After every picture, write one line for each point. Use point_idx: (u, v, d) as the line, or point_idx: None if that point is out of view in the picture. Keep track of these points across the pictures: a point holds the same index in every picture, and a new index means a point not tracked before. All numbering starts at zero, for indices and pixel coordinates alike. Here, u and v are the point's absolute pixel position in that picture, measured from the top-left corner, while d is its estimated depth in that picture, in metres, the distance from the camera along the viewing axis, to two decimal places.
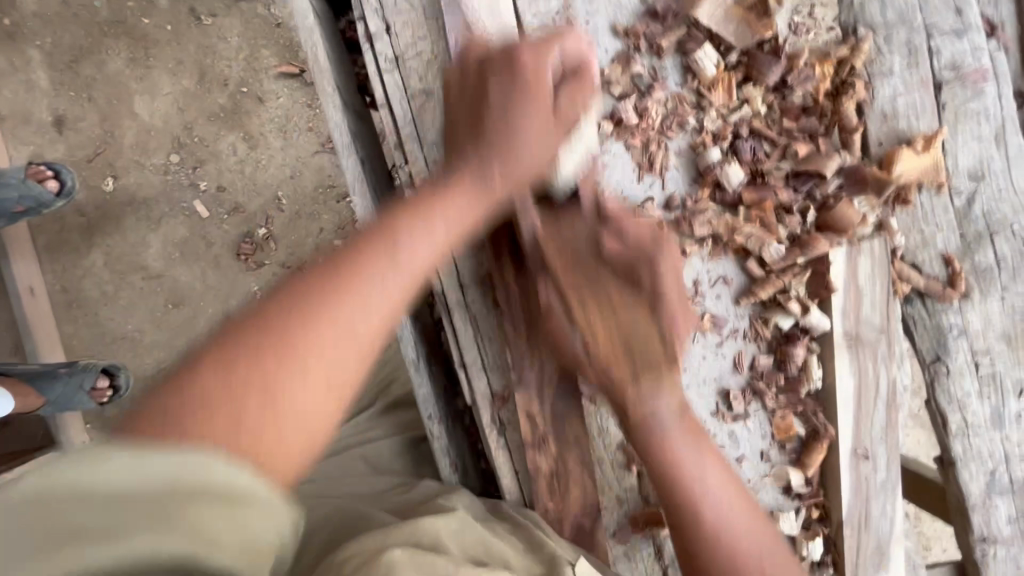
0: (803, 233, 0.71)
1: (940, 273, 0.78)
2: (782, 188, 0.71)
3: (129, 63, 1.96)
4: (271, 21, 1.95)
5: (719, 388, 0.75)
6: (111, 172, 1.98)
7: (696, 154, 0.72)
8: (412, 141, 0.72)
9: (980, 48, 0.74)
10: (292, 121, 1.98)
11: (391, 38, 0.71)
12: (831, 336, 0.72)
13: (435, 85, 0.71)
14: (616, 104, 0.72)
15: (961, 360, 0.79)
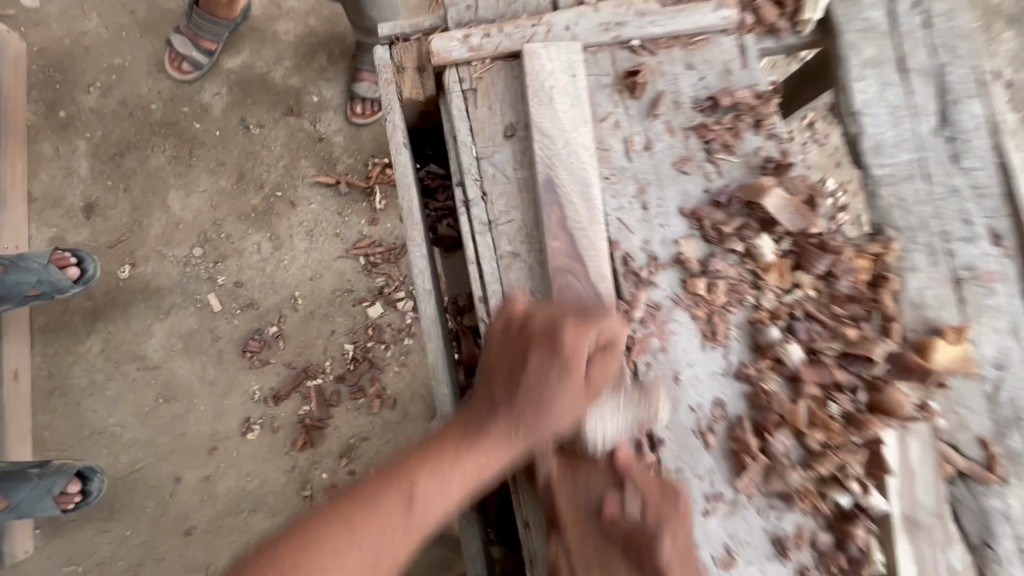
0: (856, 411, 0.76)
1: (978, 457, 0.82)
2: (835, 366, 0.76)
3: (171, 161, 2.10)
4: (314, 137, 2.14)
5: (776, 547, 0.76)
6: (131, 260, 2.03)
7: (755, 330, 0.79)
8: (495, 296, 0.77)
9: (989, 253, 0.85)
10: (321, 227, 2.10)
11: (486, 205, 0.79)
12: (889, 518, 0.74)
13: (523, 249, 0.78)
14: (685, 278, 0.80)
15: (1010, 550, 0.79)
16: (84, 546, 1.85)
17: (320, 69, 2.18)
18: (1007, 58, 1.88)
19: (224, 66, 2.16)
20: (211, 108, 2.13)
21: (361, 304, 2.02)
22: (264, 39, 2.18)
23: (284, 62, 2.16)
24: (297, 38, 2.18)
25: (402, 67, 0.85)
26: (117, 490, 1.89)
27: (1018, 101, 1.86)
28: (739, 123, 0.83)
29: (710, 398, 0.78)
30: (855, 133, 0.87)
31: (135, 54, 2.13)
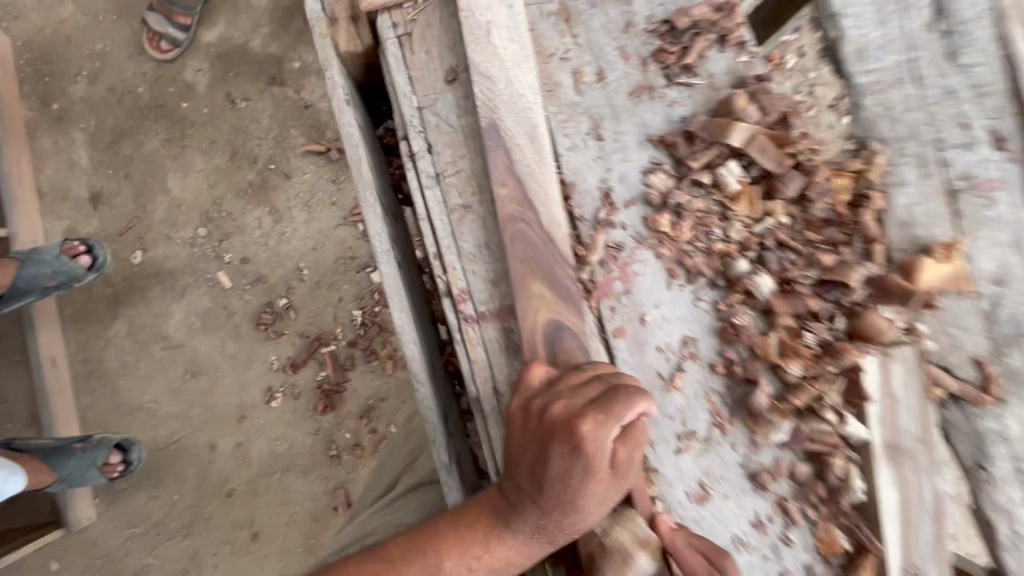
0: (834, 341, 0.72)
1: (974, 377, 0.77)
2: (809, 295, 0.72)
3: (165, 144, 2.12)
4: (300, 105, 2.10)
5: (749, 475, 0.75)
6: (141, 245, 2.11)
7: (725, 264, 0.74)
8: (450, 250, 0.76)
9: (991, 157, 0.75)
10: (318, 194, 2.11)
11: (432, 157, 0.76)
12: (870, 446, 0.71)
13: (473, 200, 0.75)
14: (648, 215, 0.75)
15: (1004, 467, 0.77)
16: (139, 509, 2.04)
17: (298, 32, 2.12)
18: None
19: (202, 40, 2.12)
20: (196, 85, 2.12)
21: (365, 270, 2.09)
22: (238, 7, 2.12)
23: (260, 29, 2.10)
24: (271, 1, 2.11)
25: (335, 19, 0.80)
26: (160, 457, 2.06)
27: None
28: (698, 39, 0.76)
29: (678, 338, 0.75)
30: (835, 39, 0.80)
31: (115, 37, 2.12)
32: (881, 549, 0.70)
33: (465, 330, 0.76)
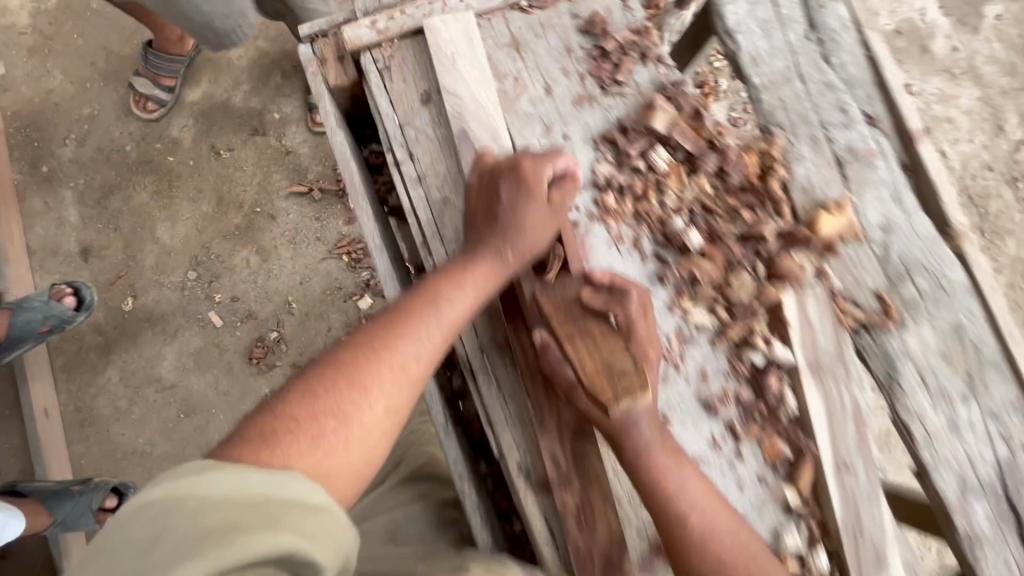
0: (758, 282, 0.89)
1: (877, 308, 0.94)
2: (734, 245, 0.89)
3: (153, 196, 2.24)
4: (282, 151, 2.28)
5: (703, 405, 0.90)
6: (132, 292, 2.19)
7: (664, 226, 0.91)
8: (436, 239, 0.90)
9: (866, 135, 0.96)
10: (302, 232, 2.25)
11: (414, 164, 0.92)
12: (796, 366, 0.87)
13: (451, 195, 0.91)
14: (597, 196, 0.92)
15: (910, 378, 0.92)
16: None
17: (277, 87, 2.31)
18: None
19: (187, 99, 2.29)
20: (182, 140, 2.27)
21: (352, 298, 2.22)
22: (220, 68, 2.31)
23: (242, 86, 2.29)
24: (251, 61, 2.31)
25: (324, 59, 0.96)
26: None
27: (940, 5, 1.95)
28: (626, 57, 0.95)
29: None
30: (734, 52, 1.00)
31: (102, 101, 2.26)
32: (816, 448, 0.86)
33: None
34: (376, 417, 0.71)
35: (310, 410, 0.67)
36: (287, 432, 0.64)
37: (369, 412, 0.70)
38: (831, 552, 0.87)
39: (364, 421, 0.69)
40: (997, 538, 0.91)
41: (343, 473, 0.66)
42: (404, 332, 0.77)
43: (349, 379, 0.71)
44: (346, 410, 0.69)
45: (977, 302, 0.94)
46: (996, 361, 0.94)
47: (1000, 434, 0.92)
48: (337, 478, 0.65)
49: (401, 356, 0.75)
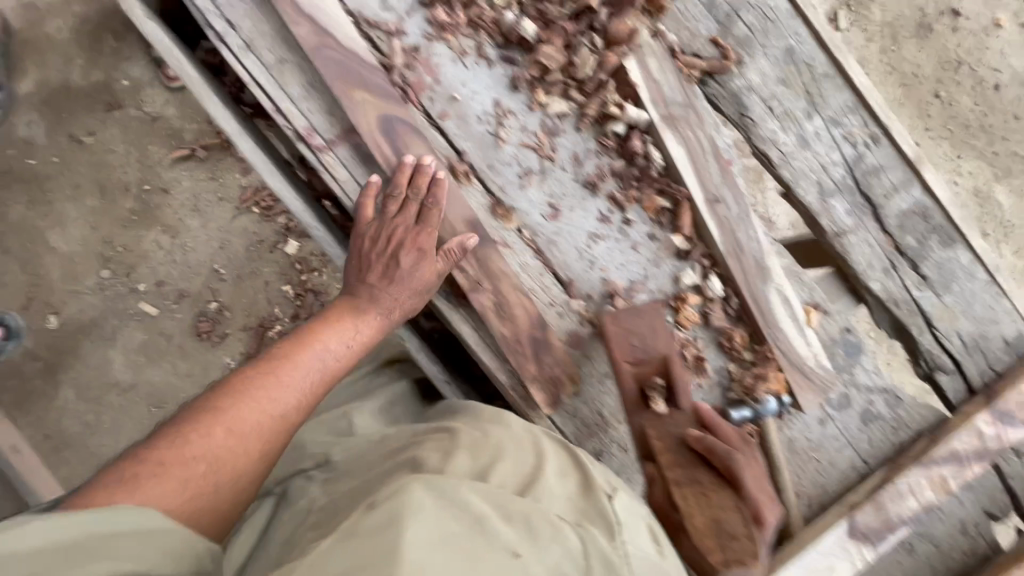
0: (599, 55, 0.93)
1: (716, 55, 0.99)
2: (568, 25, 0.92)
3: (29, 207, 2.10)
4: (148, 118, 2.12)
5: (585, 186, 0.96)
6: (52, 309, 2.11)
7: (499, 25, 0.92)
8: (285, 101, 0.89)
9: None
10: (202, 198, 2.17)
11: (236, 31, 0.88)
12: (652, 123, 0.94)
13: (285, 53, 0.89)
14: (429, 15, 0.92)
15: (757, 109, 1.01)
16: None
17: (113, 51, 2.11)
18: None
19: (21, 93, 2.08)
20: (35, 139, 2.10)
21: (276, 247, 2.19)
22: (43, 48, 2.09)
23: (75, 61, 2.09)
24: (74, 30, 2.09)
25: None
26: None
27: None
28: None
29: (490, 103, 0.94)
30: None
31: None
32: (688, 191, 0.94)
33: (324, 159, 0.91)
34: (245, 445, 0.78)
35: (183, 454, 0.73)
36: (157, 472, 0.71)
37: (240, 453, 0.77)
38: (723, 277, 0.97)
39: (228, 455, 0.76)
40: (858, 226, 1.03)
41: (205, 509, 0.73)
42: (283, 378, 0.85)
43: (219, 408, 0.79)
44: (207, 432, 0.76)
45: (801, 23, 1.01)
46: (827, 73, 1.02)
47: (844, 137, 1.02)
48: (202, 504, 0.72)
49: (271, 402, 0.82)
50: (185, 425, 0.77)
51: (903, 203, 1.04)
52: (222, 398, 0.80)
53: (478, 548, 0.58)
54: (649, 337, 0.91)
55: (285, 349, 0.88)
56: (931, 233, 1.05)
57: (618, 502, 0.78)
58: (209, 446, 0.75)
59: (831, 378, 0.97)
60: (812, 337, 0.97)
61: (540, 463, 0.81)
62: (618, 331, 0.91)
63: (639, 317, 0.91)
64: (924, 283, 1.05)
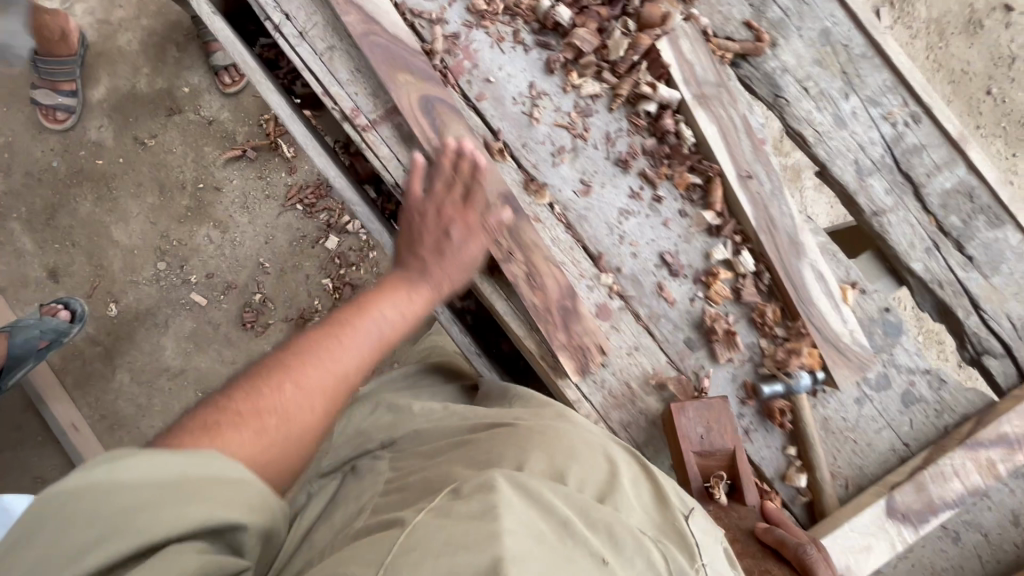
0: (631, 37, 0.95)
1: (749, 37, 1.00)
2: (600, 8, 0.95)
3: (96, 203, 2.26)
4: (204, 122, 2.28)
5: (617, 164, 0.98)
6: (112, 298, 2.25)
7: (535, 11, 0.97)
8: (333, 84, 0.95)
9: None
10: (251, 196, 2.30)
11: (291, 21, 0.95)
12: (683, 101, 0.95)
13: (334, 40, 0.96)
14: (469, 4, 0.97)
15: (792, 90, 1.00)
16: None
17: (176, 61, 2.29)
18: None
19: (93, 99, 2.26)
20: (103, 141, 2.26)
21: (318, 242, 2.31)
22: (115, 58, 2.27)
23: (142, 70, 2.26)
24: (142, 42, 2.27)
25: None
26: None
27: None
28: None
29: (526, 85, 0.98)
30: None
31: (14, 127, 2.24)
32: (719, 167, 0.95)
33: (368, 138, 0.96)
34: (306, 402, 0.74)
35: (248, 405, 0.69)
36: (213, 425, 0.66)
37: (305, 414, 0.73)
38: (756, 254, 0.97)
39: (300, 407, 0.73)
40: (897, 205, 1.01)
41: (277, 457, 0.69)
42: (342, 331, 0.81)
43: (277, 367, 0.75)
44: (274, 389, 0.72)
45: (837, 6, 1.01)
46: (864, 54, 1.01)
47: (883, 117, 1.01)
48: (268, 463, 0.68)
49: (338, 361, 0.78)
50: (245, 385, 0.73)
51: (947, 182, 1.02)
52: (284, 358, 0.76)
53: (571, 548, 0.60)
54: (715, 431, 0.91)
55: (342, 313, 0.84)
56: (977, 213, 1.02)
57: (696, 524, 0.75)
58: (282, 406, 0.71)
59: (867, 355, 0.97)
60: (847, 315, 0.97)
61: (617, 470, 0.80)
62: (685, 421, 0.91)
63: (705, 407, 0.92)
64: (969, 264, 1.02)
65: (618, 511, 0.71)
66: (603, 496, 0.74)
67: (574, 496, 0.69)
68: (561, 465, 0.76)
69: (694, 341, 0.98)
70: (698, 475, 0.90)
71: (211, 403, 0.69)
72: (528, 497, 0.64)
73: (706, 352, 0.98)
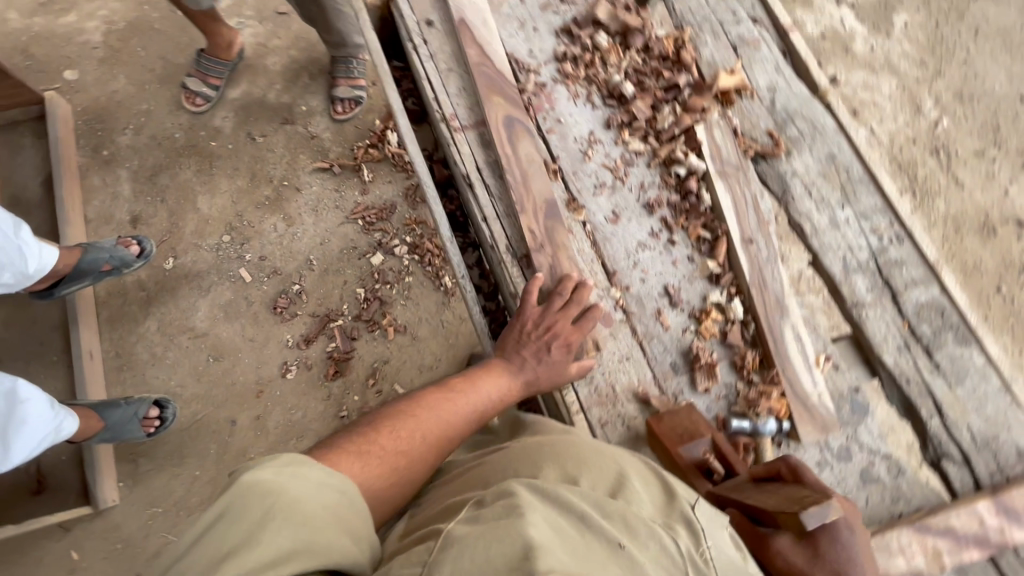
0: (676, 117, 1.23)
1: (769, 143, 1.25)
2: (656, 91, 1.26)
3: (196, 174, 2.52)
4: (307, 136, 2.59)
5: (645, 207, 1.19)
6: (173, 253, 2.41)
7: (607, 83, 1.26)
8: (442, 94, 1.26)
9: (752, 29, 1.32)
10: (324, 202, 2.49)
11: (427, 46, 1.29)
12: (707, 171, 1.18)
13: (453, 65, 1.28)
14: (560, 67, 1.28)
15: (798, 190, 1.23)
16: (156, 493, 2.10)
17: (304, 85, 2.68)
18: None
19: (229, 96, 2.63)
20: (223, 128, 2.59)
21: (366, 255, 2.41)
22: (258, 71, 2.68)
23: (275, 85, 2.66)
24: (284, 67, 2.69)
25: None
26: (183, 438, 2.16)
27: (856, 15, 2.54)
28: None
29: (587, 131, 1.23)
30: None
31: (157, 100, 2.60)
32: (727, 227, 1.15)
33: (455, 136, 1.23)
34: (411, 443, 1.03)
35: (377, 469, 0.97)
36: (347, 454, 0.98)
37: (405, 443, 1.02)
38: (745, 305, 1.13)
39: (401, 449, 1.01)
40: (876, 303, 1.17)
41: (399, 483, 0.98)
42: (452, 397, 1.10)
43: (377, 432, 1.03)
44: (381, 440, 1.01)
45: (844, 139, 1.26)
46: (861, 179, 1.24)
47: (871, 229, 1.21)
48: (384, 477, 0.97)
49: (432, 421, 1.07)
50: (361, 435, 1.02)
51: (921, 296, 1.17)
52: (391, 422, 1.05)
53: (588, 545, 0.66)
54: (684, 425, 0.98)
55: (438, 394, 1.11)
56: (946, 328, 1.16)
57: (700, 510, 0.77)
58: (385, 444, 1.00)
59: (832, 420, 1.06)
60: (818, 377, 1.08)
61: (626, 472, 0.83)
62: (660, 427, 0.99)
63: (675, 411, 1.01)
64: (936, 370, 1.13)
65: (630, 504, 0.76)
66: (615, 493, 0.79)
67: (588, 495, 0.75)
68: (573, 472, 0.82)
69: (678, 365, 1.10)
70: (688, 466, 0.95)
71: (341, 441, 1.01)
72: (553, 506, 0.71)
73: (687, 378, 1.09)
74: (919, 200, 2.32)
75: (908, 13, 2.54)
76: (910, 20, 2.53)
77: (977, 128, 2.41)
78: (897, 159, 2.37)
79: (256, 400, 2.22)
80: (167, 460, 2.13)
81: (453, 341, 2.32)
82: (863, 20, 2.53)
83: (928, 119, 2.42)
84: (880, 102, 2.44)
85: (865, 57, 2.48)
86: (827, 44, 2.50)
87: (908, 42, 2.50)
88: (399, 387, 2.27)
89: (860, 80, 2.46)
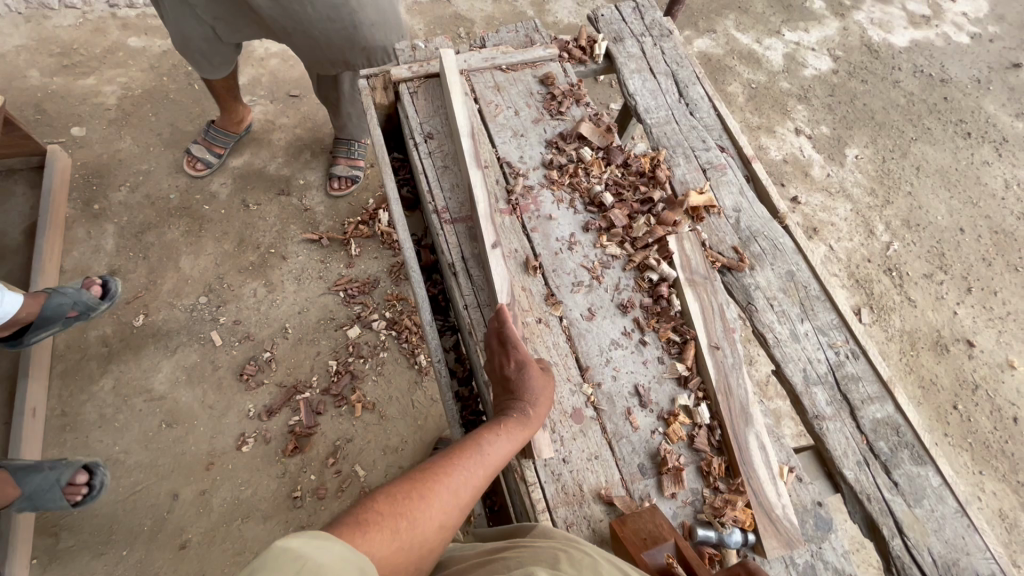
0: (650, 226, 1.33)
1: (734, 258, 1.35)
2: (633, 203, 1.37)
3: (184, 234, 2.55)
4: (301, 208, 2.66)
5: (618, 307, 1.25)
6: (145, 311, 2.36)
7: (589, 190, 1.38)
8: (436, 188, 1.36)
9: (720, 155, 1.48)
10: (308, 273, 2.52)
11: (427, 145, 1.42)
12: (678, 279, 1.27)
13: (449, 165, 1.40)
14: (547, 173, 1.39)
15: (761, 302, 1.31)
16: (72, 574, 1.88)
17: (305, 161, 2.80)
18: (797, 121, 2.91)
19: (230, 164, 2.73)
20: (219, 194, 2.66)
21: (342, 327, 2.39)
22: (262, 144, 2.80)
23: (277, 159, 2.78)
24: (288, 142, 2.83)
25: (374, 88, 1.52)
26: (117, 511, 1.99)
27: (814, 146, 2.84)
28: (566, 97, 1.50)
29: (568, 232, 1.32)
30: (634, 104, 1.55)
31: (159, 161, 2.68)
32: (695, 333, 1.22)
33: (444, 229, 1.32)
34: (432, 519, 0.84)
35: (401, 552, 0.76)
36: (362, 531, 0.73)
37: (428, 522, 0.83)
38: (711, 410, 1.16)
39: (425, 528, 0.82)
40: (835, 416, 1.21)
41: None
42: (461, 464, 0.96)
43: (395, 508, 0.81)
44: (404, 514, 0.81)
45: (801, 259, 1.37)
46: (819, 296, 1.33)
47: (829, 344, 1.28)
48: (399, 565, 0.76)
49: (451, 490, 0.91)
50: (374, 511, 0.79)
51: (877, 413, 1.22)
52: (405, 491, 0.86)
53: None
54: (647, 527, 0.97)
55: (447, 460, 0.95)
56: (902, 446, 1.20)
57: None
58: (406, 521, 0.80)
59: (797, 535, 1.05)
60: (782, 489, 1.09)
61: None
62: (624, 528, 0.98)
63: (639, 512, 1.00)
64: (894, 488, 1.16)
65: None
66: None
67: None
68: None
69: (646, 468, 1.10)
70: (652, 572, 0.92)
71: (349, 515, 0.76)
72: None
73: (655, 482, 1.09)
74: (876, 314, 2.47)
75: (859, 149, 2.85)
76: (861, 154, 2.84)
77: (924, 254, 2.62)
78: (854, 276, 2.55)
79: (204, 474, 2.08)
80: (93, 535, 1.94)
81: (421, 424, 2.26)
82: (819, 151, 2.83)
83: (880, 241, 2.63)
84: (837, 222, 2.66)
85: (822, 183, 2.75)
86: (789, 169, 2.78)
87: (859, 173, 2.79)
88: (359, 468, 2.16)
89: (818, 203, 2.70)
